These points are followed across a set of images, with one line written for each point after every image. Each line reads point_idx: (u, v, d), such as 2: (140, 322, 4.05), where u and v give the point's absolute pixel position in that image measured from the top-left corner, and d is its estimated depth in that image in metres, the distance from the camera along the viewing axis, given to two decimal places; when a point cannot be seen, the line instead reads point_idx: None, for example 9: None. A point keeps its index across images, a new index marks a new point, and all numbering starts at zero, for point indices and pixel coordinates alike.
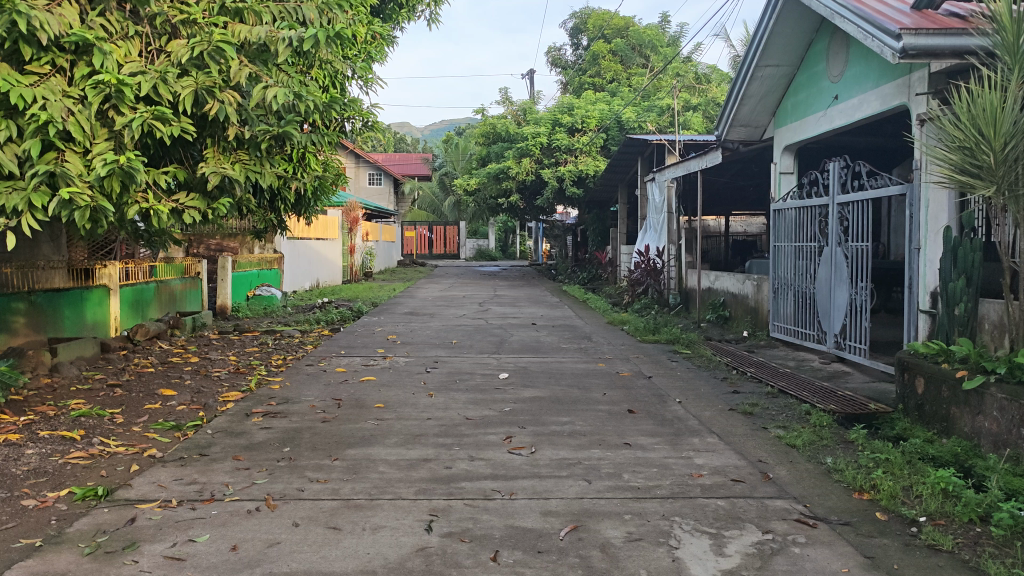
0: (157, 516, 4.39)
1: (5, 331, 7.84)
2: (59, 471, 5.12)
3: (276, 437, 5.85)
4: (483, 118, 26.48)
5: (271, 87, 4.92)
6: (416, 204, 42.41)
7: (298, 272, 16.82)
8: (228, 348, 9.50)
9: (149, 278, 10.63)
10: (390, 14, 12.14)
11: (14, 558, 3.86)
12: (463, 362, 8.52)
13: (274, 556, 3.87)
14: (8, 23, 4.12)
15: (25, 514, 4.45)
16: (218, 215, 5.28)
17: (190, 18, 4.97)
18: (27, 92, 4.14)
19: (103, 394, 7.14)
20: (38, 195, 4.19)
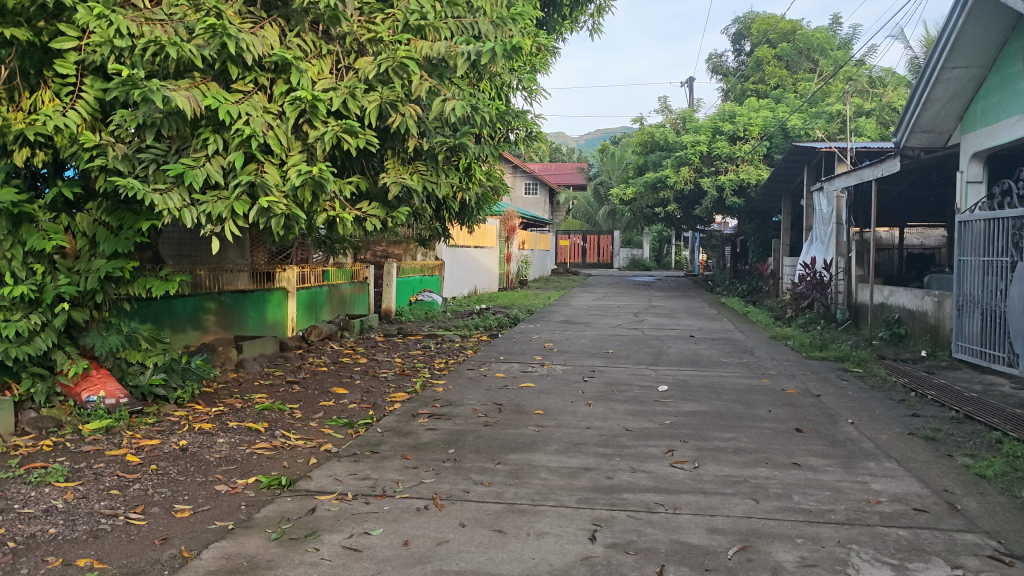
0: (335, 507, 4.63)
1: (199, 328, 8.49)
2: (246, 460, 5.51)
3: (441, 438, 6.03)
4: (640, 127, 26.33)
5: (449, 100, 5.08)
6: (570, 213, 42.72)
7: (458, 278, 17.33)
8: (393, 350, 9.89)
9: (322, 281, 11.28)
10: (554, 25, 12.33)
11: (210, 539, 4.19)
12: (622, 372, 8.47)
13: (443, 554, 3.99)
14: (219, 46, 4.50)
15: (218, 498, 4.81)
16: (396, 223, 5.52)
17: (376, 36, 5.21)
18: (233, 108, 4.49)
19: (284, 389, 7.63)
20: (240, 203, 4.54)
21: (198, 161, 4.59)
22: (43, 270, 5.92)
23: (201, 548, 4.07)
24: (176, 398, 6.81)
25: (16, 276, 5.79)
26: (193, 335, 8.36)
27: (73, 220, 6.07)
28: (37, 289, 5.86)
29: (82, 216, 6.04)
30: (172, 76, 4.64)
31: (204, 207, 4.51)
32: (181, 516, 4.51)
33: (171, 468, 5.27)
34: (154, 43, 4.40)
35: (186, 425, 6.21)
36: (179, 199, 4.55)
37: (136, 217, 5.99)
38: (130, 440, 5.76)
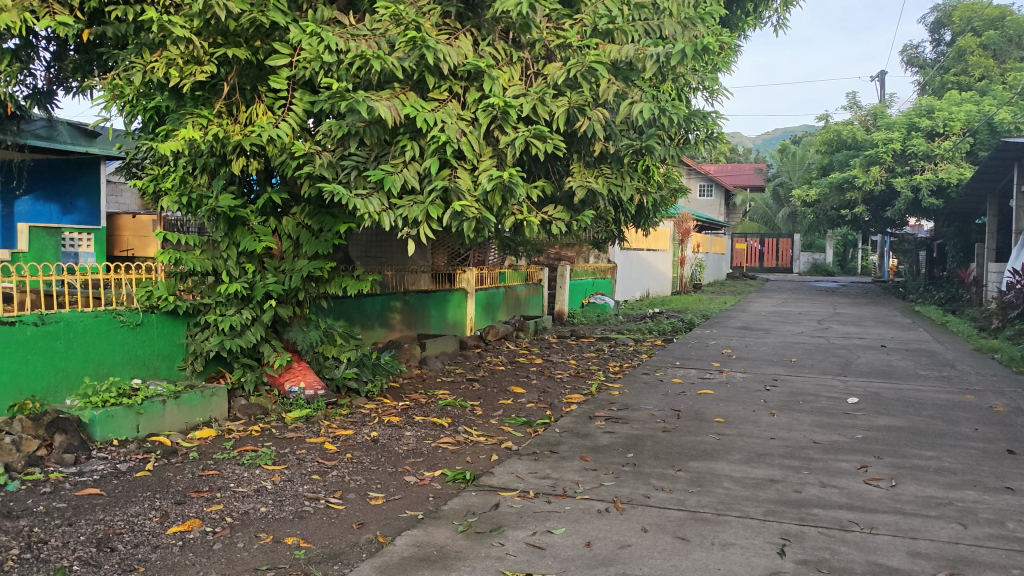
0: (518, 504, 4.73)
1: (385, 325, 8.96)
2: (432, 453, 5.74)
3: (619, 441, 6.02)
4: (826, 125, 25.12)
5: (637, 103, 5.07)
6: (747, 216, 41.41)
7: (631, 281, 17.26)
8: (568, 352, 9.99)
9: (499, 283, 11.58)
10: (737, 23, 12.00)
11: (402, 527, 4.40)
12: (806, 382, 8.10)
13: (626, 557, 3.98)
14: (418, 57, 4.71)
15: (408, 488, 5.04)
16: (580, 226, 5.57)
17: (565, 42, 5.26)
18: (430, 116, 4.69)
19: (464, 387, 7.89)
20: (434, 207, 4.75)
21: (396, 167, 4.85)
22: (254, 269, 6.49)
23: (394, 535, 4.28)
24: (366, 391, 7.24)
25: (231, 274, 6.41)
26: (380, 331, 8.84)
27: (280, 223, 6.55)
28: (249, 286, 6.45)
29: (287, 220, 6.51)
30: (374, 87, 4.92)
31: (402, 211, 4.76)
32: (375, 503, 4.77)
33: (364, 457, 5.59)
34: (359, 57, 4.68)
35: (376, 418, 6.56)
36: (379, 203, 4.81)
37: (335, 220, 6.38)
38: (327, 429, 6.16)
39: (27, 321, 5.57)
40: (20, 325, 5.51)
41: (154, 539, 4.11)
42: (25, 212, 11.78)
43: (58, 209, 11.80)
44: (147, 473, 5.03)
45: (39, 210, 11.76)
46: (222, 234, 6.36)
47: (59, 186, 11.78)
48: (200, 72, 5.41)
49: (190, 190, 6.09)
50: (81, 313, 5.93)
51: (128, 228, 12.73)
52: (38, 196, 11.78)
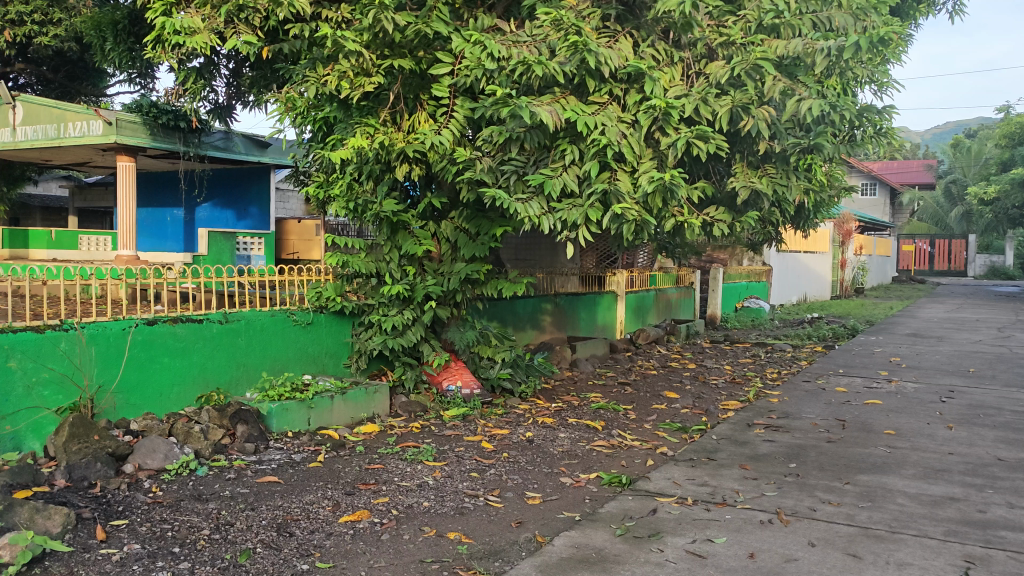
0: (676, 511, 4.66)
1: (537, 327, 9.08)
2: (587, 456, 5.75)
3: (781, 451, 5.81)
4: (1006, 117, 23.26)
5: (805, 99, 4.88)
6: (914, 216, 38.97)
7: (787, 285, 16.64)
8: (722, 357, 9.74)
9: (649, 286, 11.48)
10: (908, 11, 11.25)
11: (560, 528, 4.43)
12: (987, 395, 7.52)
13: (793, 571, 3.83)
14: (580, 61, 4.75)
15: (564, 489, 5.07)
16: (742, 228, 5.44)
17: (728, 39, 5.21)
18: (590, 120, 4.71)
19: (617, 390, 7.86)
20: (594, 210, 4.79)
21: (556, 171, 4.93)
22: (414, 271, 6.71)
23: (553, 535, 4.32)
24: (520, 392, 7.36)
25: (393, 277, 6.65)
26: (532, 333, 8.97)
27: (439, 227, 6.76)
28: (410, 287, 6.65)
29: (446, 223, 6.69)
30: (535, 92, 5.02)
31: (561, 214, 4.85)
32: (532, 502, 4.83)
33: (520, 457, 5.67)
34: (523, 63, 4.76)
35: (531, 418, 6.65)
36: (539, 207, 4.96)
37: (492, 224, 6.51)
38: (484, 428, 6.30)
39: (213, 319, 6.05)
40: (207, 323, 6.00)
41: (327, 526, 4.34)
42: (206, 217, 12.83)
43: (233, 215, 12.52)
44: (318, 464, 5.32)
45: (217, 216, 12.69)
46: (386, 238, 6.61)
47: (234, 194, 12.47)
48: (369, 83, 5.66)
49: (357, 197, 6.37)
50: (259, 312, 6.40)
51: (295, 232, 13.44)
52: (216, 203, 12.72)
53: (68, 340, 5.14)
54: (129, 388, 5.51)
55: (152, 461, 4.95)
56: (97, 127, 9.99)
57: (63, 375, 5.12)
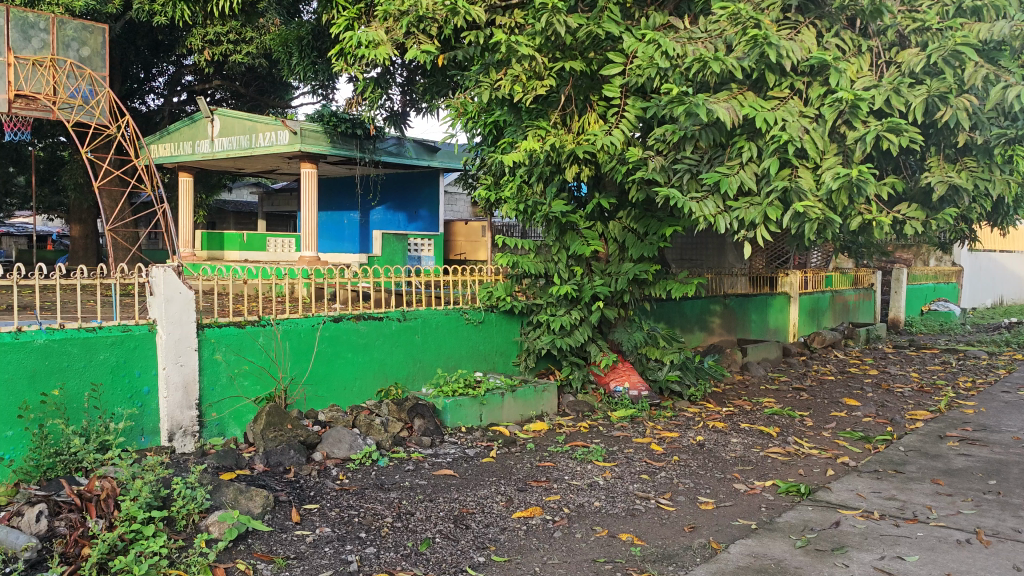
0: (861, 524, 4.42)
1: (705, 329, 8.92)
2: (761, 462, 5.57)
3: (978, 466, 5.38)
4: None
5: (1012, 86, 4.50)
6: None
7: (980, 287, 15.40)
8: (907, 364, 9.14)
9: (824, 287, 10.98)
10: None
11: (736, 535, 4.31)
12: None
13: None
14: (759, 55, 4.61)
15: (739, 496, 4.94)
16: (936, 227, 5.10)
17: (923, 25, 4.90)
18: (770, 115, 4.57)
19: (792, 396, 7.56)
20: (773, 208, 4.66)
21: (732, 168, 4.82)
22: (582, 272, 6.71)
23: (728, 542, 4.21)
24: (689, 395, 7.23)
25: (562, 277, 6.68)
26: (700, 336, 8.83)
27: (606, 227, 6.71)
28: (578, 288, 6.66)
29: (614, 224, 6.64)
30: (711, 89, 4.92)
31: (738, 213, 4.75)
32: (705, 508, 4.73)
33: (691, 461, 5.57)
34: (699, 60, 4.67)
35: (701, 422, 6.52)
36: (714, 206, 4.87)
37: (661, 223, 6.41)
38: (653, 430, 6.25)
39: (392, 317, 6.37)
40: (387, 320, 6.32)
41: (501, 521, 4.44)
42: (379, 220, 13.47)
43: (405, 217, 13.08)
44: (491, 459, 5.46)
45: (389, 218, 13.31)
46: (554, 238, 6.66)
47: (406, 197, 13.02)
48: (541, 85, 5.71)
49: (527, 199, 6.45)
50: (434, 311, 6.69)
51: (461, 234, 13.84)
52: (389, 206, 13.34)
53: (265, 335, 5.57)
54: (317, 381, 5.89)
55: (338, 451, 5.26)
56: (283, 136, 10.71)
57: (260, 366, 5.55)
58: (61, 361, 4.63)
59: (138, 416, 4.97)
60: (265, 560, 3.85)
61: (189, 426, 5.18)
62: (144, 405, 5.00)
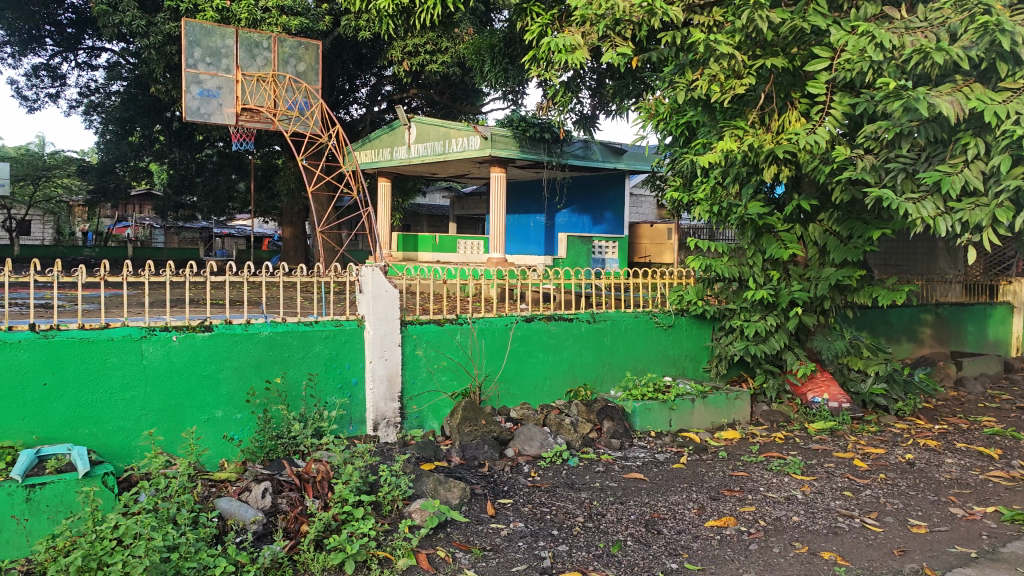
0: None
1: (913, 340, 8.34)
2: (981, 487, 5.11)
3: None
4: None
5: None
6: None
7: None
8: None
9: None
10: None
11: (953, 563, 3.99)
12: None
13: None
14: (990, 43, 4.26)
15: (955, 521, 4.56)
16: None
17: None
18: (1002, 108, 4.20)
19: (1015, 415, 6.88)
20: (1003, 210, 4.32)
21: (956, 166, 4.49)
22: (778, 276, 6.43)
23: (945, 570, 3.90)
24: (897, 410, 6.77)
25: (756, 281, 6.43)
26: (907, 347, 8.27)
27: (806, 230, 6.39)
28: (774, 293, 6.40)
29: (814, 226, 6.31)
30: (932, 82, 4.61)
31: (961, 215, 4.45)
32: (916, 531, 4.41)
33: (900, 480, 5.21)
34: (918, 51, 4.40)
35: (910, 439, 6.09)
36: (933, 207, 4.57)
37: (867, 226, 6.03)
38: (855, 445, 5.91)
39: (582, 319, 6.42)
40: (577, 322, 6.38)
41: (694, 529, 4.36)
42: (565, 222, 13.60)
43: (590, 220, 13.10)
44: (682, 465, 5.38)
45: (575, 220, 13.41)
46: (749, 241, 6.42)
47: (593, 199, 13.04)
48: (740, 85, 5.58)
49: (721, 200, 6.30)
50: (624, 314, 6.68)
51: (647, 236, 13.66)
52: (575, 208, 13.43)
53: (462, 333, 5.79)
54: (510, 379, 6.05)
55: (530, 448, 5.37)
56: (475, 141, 11.03)
57: (457, 363, 5.79)
58: (283, 352, 5.07)
59: (348, 406, 5.34)
60: (464, 549, 4.00)
61: (392, 417, 5.48)
62: (352, 395, 5.36)
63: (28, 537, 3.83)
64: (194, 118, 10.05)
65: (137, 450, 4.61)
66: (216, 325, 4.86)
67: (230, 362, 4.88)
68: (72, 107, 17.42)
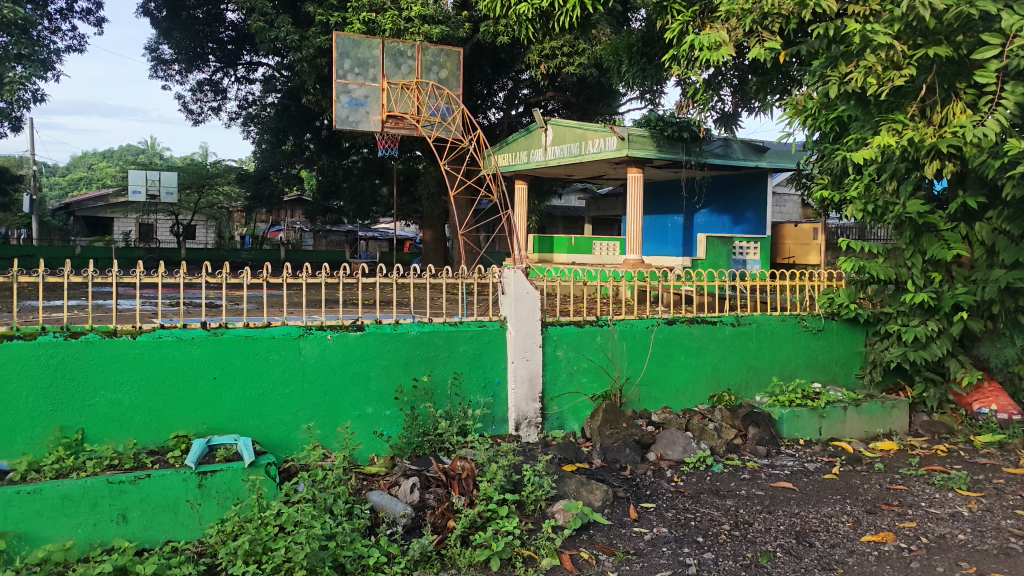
0: None
1: None
2: None
3: None
4: None
5: None
6: None
7: None
8: None
9: None
10: None
11: None
12: None
13: None
14: None
15: None
16: None
17: None
18: None
19: None
20: None
21: None
22: (941, 279, 6.03)
23: None
24: None
25: (916, 284, 6.05)
26: None
27: (972, 229, 5.99)
28: (936, 296, 6.01)
29: (982, 225, 5.90)
30: None
31: None
32: None
33: None
34: None
35: None
36: None
37: None
38: None
39: (726, 321, 6.28)
40: (721, 325, 6.24)
41: (849, 543, 4.16)
42: (704, 222, 13.32)
43: (730, 220, 12.77)
44: (834, 476, 5.15)
45: (714, 221, 13.11)
46: (907, 241, 6.05)
47: (733, 199, 12.70)
48: (898, 76, 5.30)
49: (877, 198, 5.95)
50: (770, 317, 6.49)
51: (791, 236, 13.16)
52: (714, 209, 13.13)
53: (602, 335, 5.78)
54: (651, 382, 5.99)
55: (672, 453, 5.30)
56: (612, 142, 10.97)
57: (598, 365, 5.78)
58: (429, 351, 5.22)
59: (491, 405, 5.44)
60: (607, 552, 3.99)
61: (534, 417, 5.54)
62: (495, 394, 5.46)
63: (201, 520, 4.12)
64: (344, 125, 10.57)
65: (297, 442, 4.90)
66: (367, 325, 5.07)
67: (380, 360, 5.08)
68: (231, 119, 18.59)
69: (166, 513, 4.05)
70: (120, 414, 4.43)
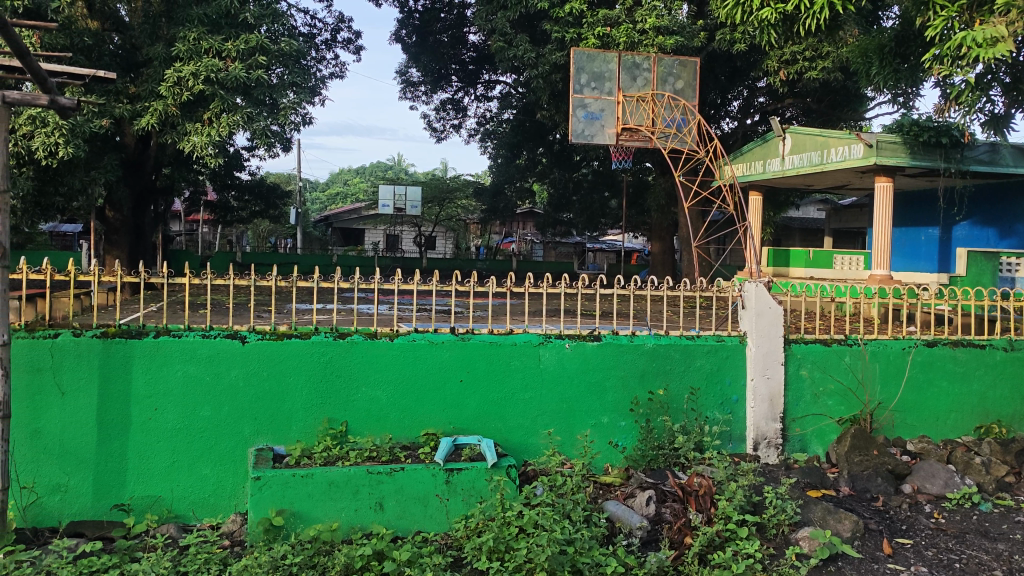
0: None
1: None
2: None
3: None
4: None
5: None
6: None
7: None
8: None
9: None
10: None
11: None
12: None
13: None
14: None
15: None
16: None
17: None
18: None
19: None
20: None
21: None
22: None
23: None
24: None
25: None
26: None
27: None
28: None
29: None
30: None
31: None
32: None
33: None
34: None
35: None
36: None
37: None
38: None
39: (997, 346, 5.68)
40: (990, 349, 5.66)
41: None
42: (964, 236, 12.13)
43: (996, 234, 11.52)
44: None
45: (977, 234, 11.87)
46: None
47: (997, 211, 11.48)
48: None
49: None
50: None
51: None
52: (976, 221, 11.91)
53: (852, 355, 5.43)
54: (906, 408, 5.55)
55: (932, 486, 4.85)
56: (858, 150, 10.29)
57: (847, 387, 5.44)
58: (665, 364, 5.18)
59: (729, 422, 5.31)
60: None
61: (774, 438, 5.32)
62: (732, 411, 5.31)
63: (448, 514, 4.36)
64: (579, 139, 10.80)
65: (535, 446, 5.06)
66: (604, 336, 5.13)
67: (616, 371, 5.11)
68: (470, 135, 19.61)
69: (418, 505, 4.34)
70: (377, 409, 4.82)
